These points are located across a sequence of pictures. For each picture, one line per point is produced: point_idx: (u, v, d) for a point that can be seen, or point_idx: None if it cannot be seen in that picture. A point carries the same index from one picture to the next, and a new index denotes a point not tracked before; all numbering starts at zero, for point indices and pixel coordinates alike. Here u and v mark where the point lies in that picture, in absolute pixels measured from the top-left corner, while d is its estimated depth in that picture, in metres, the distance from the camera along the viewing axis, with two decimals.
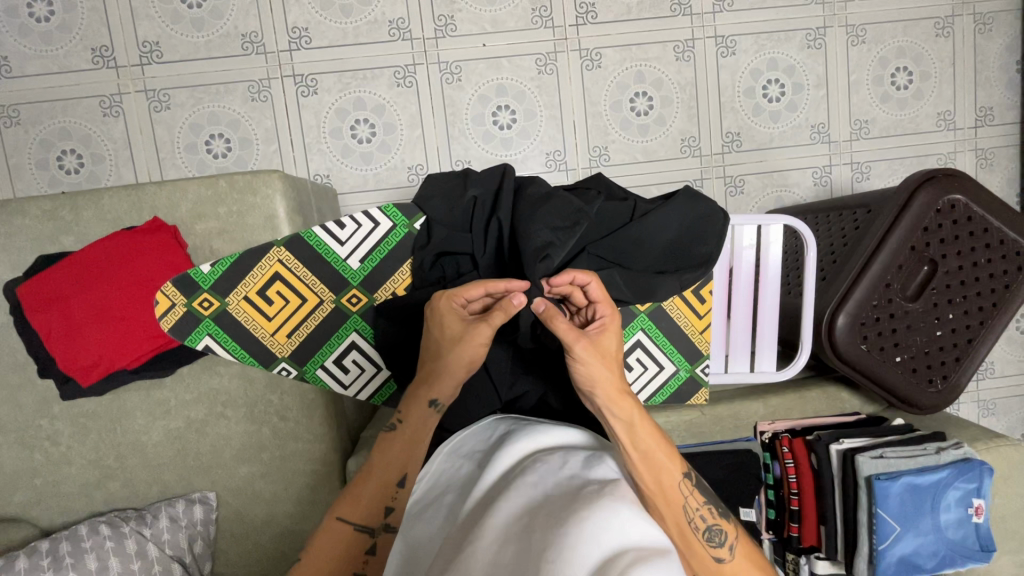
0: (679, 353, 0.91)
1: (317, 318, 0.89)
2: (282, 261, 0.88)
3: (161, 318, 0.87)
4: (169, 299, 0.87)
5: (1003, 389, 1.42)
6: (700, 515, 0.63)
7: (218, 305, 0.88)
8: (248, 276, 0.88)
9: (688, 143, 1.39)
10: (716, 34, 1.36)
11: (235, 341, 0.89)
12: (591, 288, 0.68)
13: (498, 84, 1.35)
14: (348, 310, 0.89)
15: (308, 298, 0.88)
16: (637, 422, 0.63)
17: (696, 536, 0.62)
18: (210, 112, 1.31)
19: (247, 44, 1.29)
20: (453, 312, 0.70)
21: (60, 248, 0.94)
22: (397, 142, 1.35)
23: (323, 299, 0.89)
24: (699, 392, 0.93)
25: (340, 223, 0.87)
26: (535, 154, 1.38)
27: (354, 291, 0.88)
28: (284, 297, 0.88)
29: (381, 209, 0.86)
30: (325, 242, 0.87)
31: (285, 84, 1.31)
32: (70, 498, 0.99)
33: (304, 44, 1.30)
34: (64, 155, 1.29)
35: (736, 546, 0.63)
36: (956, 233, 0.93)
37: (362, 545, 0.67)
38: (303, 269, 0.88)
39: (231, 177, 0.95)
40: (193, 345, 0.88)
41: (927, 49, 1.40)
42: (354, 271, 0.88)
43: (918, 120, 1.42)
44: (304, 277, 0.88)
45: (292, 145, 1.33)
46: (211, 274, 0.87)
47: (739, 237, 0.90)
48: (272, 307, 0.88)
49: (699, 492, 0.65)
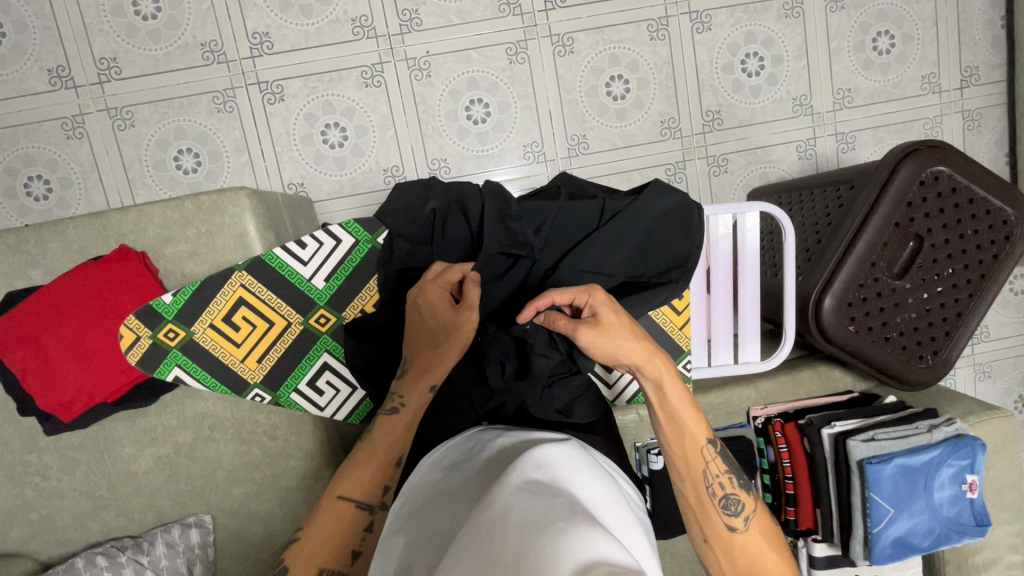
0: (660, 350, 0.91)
1: (286, 341, 0.90)
2: (246, 286, 0.88)
3: (127, 351, 0.87)
4: (133, 332, 0.87)
5: (999, 353, 1.41)
6: (719, 482, 0.67)
7: (184, 335, 0.88)
8: (212, 304, 0.88)
9: (669, 125, 1.36)
10: (691, 10, 1.32)
11: (205, 370, 0.90)
12: (556, 300, 0.68)
13: (469, 78, 1.31)
14: (318, 330, 0.90)
15: (275, 322, 0.89)
16: (667, 392, 0.65)
17: (712, 502, 0.66)
18: (176, 127, 1.27)
19: (208, 54, 1.25)
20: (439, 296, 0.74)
21: (30, 282, 0.92)
22: (370, 144, 1.32)
23: (291, 321, 0.89)
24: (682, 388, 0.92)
25: (301, 243, 0.87)
26: (512, 147, 1.35)
27: (321, 311, 0.89)
28: (250, 323, 0.89)
29: (342, 226, 0.86)
30: (287, 264, 0.88)
31: (250, 92, 1.27)
32: (66, 530, 0.99)
33: (266, 49, 1.26)
34: (31, 182, 1.26)
35: (751, 516, 0.66)
36: (941, 206, 0.90)
37: (360, 524, 0.67)
38: (267, 293, 0.88)
39: (197, 198, 0.93)
40: (163, 377, 0.89)
41: (909, 11, 1.36)
42: (320, 291, 0.88)
43: (902, 85, 1.38)
44: (270, 301, 0.89)
45: (263, 155, 1.30)
46: (174, 303, 0.87)
47: (713, 228, 0.88)
48: (240, 333, 0.89)
49: (721, 461, 0.68)
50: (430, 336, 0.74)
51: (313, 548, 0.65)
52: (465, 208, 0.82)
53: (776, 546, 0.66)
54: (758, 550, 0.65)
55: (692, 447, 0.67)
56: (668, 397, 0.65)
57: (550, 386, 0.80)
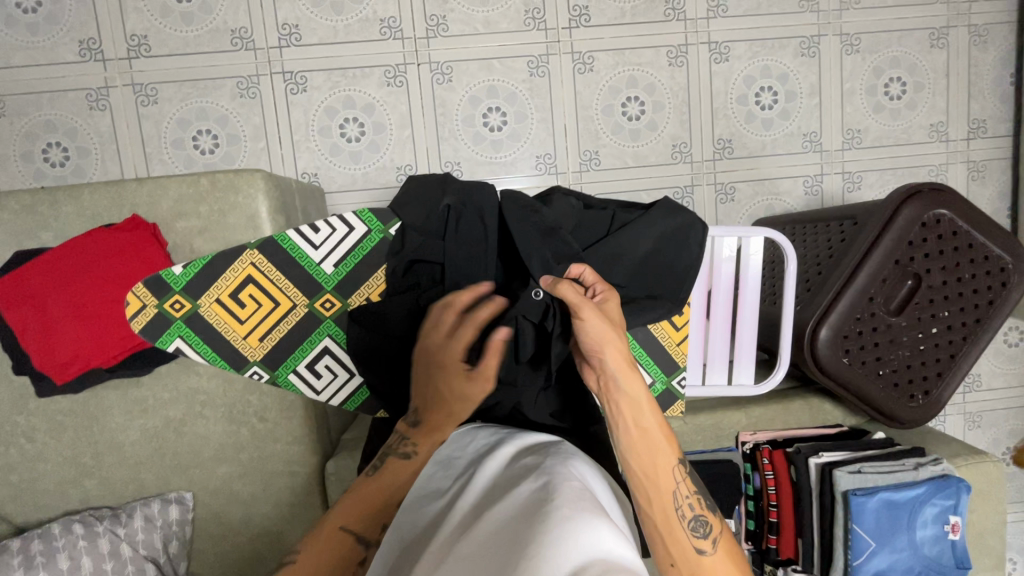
0: (657, 366, 0.91)
1: (289, 322, 0.91)
2: (255, 264, 0.89)
3: (132, 318, 0.88)
4: (140, 300, 0.87)
5: (990, 403, 1.42)
6: (687, 502, 0.61)
7: (189, 307, 0.89)
8: (221, 279, 0.89)
9: (680, 149, 1.38)
10: (711, 41, 1.36)
11: (206, 344, 0.90)
12: (585, 275, 0.71)
13: (489, 86, 1.34)
14: (322, 314, 0.91)
15: (281, 301, 0.90)
16: (643, 400, 0.61)
17: (680, 524, 0.60)
18: (198, 108, 1.30)
19: (237, 40, 1.28)
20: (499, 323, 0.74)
21: (39, 244, 0.94)
22: (386, 141, 1.34)
23: (296, 303, 0.90)
24: (675, 404, 0.93)
25: (315, 227, 0.89)
26: (526, 157, 1.37)
27: (326, 296, 0.90)
28: (256, 301, 0.90)
29: (357, 215, 0.88)
30: (297, 245, 0.89)
31: (275, 80, 1.30)
32: (44, 495, 0.99)
33: (294, 41, 1.29)
34: (50, 148, 1.28)
35: (718, 538, 0.61)
36: (941, 248, 0.92)
37: (354, 558, 0.64)
38: (276, 273, 0.90)
39: (214, 176, 0.95)
40: (165, 347, 0.89)
41: (922, 60, 1.39)
42: (328, 276, 0.90)
43: (911, 131, 1.42)
44: (277, 281, 0.90)
45: (280, 143, 1.32)
46: (184, 275, 0.88)
47: (718, 249, 0.90)
48: (245, 310, 0.89)
49: (690, 481, 0.63)
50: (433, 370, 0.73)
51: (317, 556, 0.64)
52: (479, 205, 0.83)
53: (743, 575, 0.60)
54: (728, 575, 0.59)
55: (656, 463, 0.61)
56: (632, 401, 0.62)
57: (546, 389, 0.81)
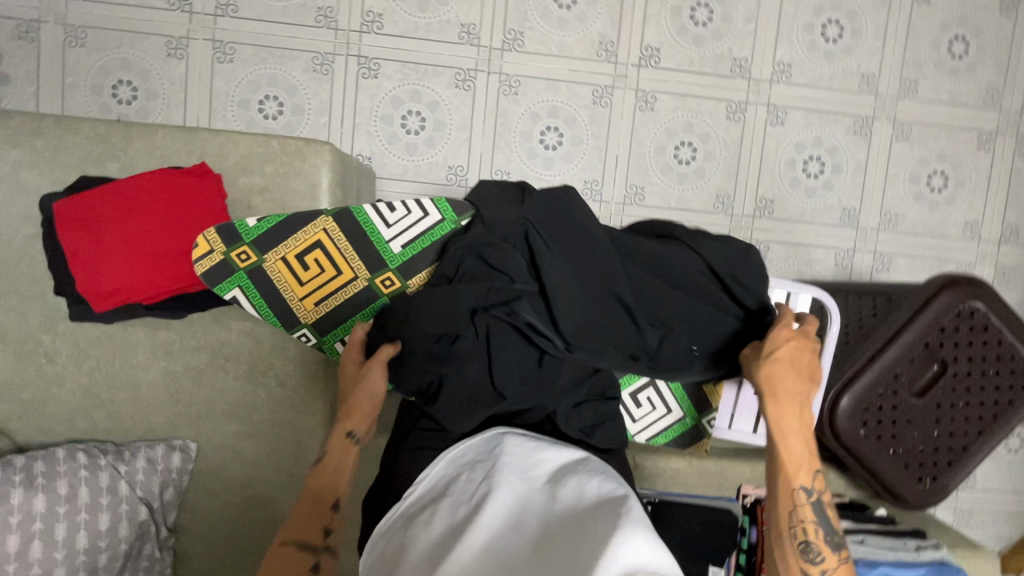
0: (689, 401, 0.97)
1: (347, 292, 0.93)
2: (327, 231, 0.90)
3: (196, 260, 0.89)
4: (208, 245, 0.89)
5: (983, 503, 1.42)
6: (807, 529, 0.72)
7: (254, 260, 0.90)
8: (290, 238, 0.90)
9: (723, 200, 1.42)
10: (770, 103, 1.40)
11: (263, 298, 0.92)
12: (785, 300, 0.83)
13: (552, 106, 1.38)
14: (379, 291, 0.93)
15: (343, 271, 0.91)
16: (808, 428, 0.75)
17: (794, 541, 0.72)
18: (270, 74, 1.33)
19: (321, 17, 1.32)
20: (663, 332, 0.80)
21: (104, 173, 0.96)
22: (444, 139, 1.37)
23: (358, 276, 0.92)
24: (701, 440, 0.99)
25: (391, 207, 0.90)
26: (574, 180, 1.40)
27: (388, 274, 0.92)
28: (320, 266, 0.91)
29: (433, 202, 0.89)
30: (370, 219, 0.90)
31: (349, 62, 1.34)
32: (52, 419, 0.99)
33: (375, 29, 1.33)
34: (120, 85, 1.32)
35: (830, 572, 0.71)
36: (971, 339, 0.94)
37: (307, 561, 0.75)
38: (345, 243, 0.91)
39: (285, 140, 0.98)
40: (221, 294, 0.91)
41: (966, 159, 1.44)
42: (393, 255, 0.91)
43: (945, 224, 1.46)
44: (345, 251, 0.91)
45: (342, 122, 1.35)
46: (255, 229, 0.89)
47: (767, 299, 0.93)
48: (307, 272, 0.91)
49: (821, 516, 0.73)
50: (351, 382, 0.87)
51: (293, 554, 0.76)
52: (566, 222, 0.85)
53: None
54: None
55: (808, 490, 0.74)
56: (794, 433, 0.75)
57: (578, 405, 0.86)
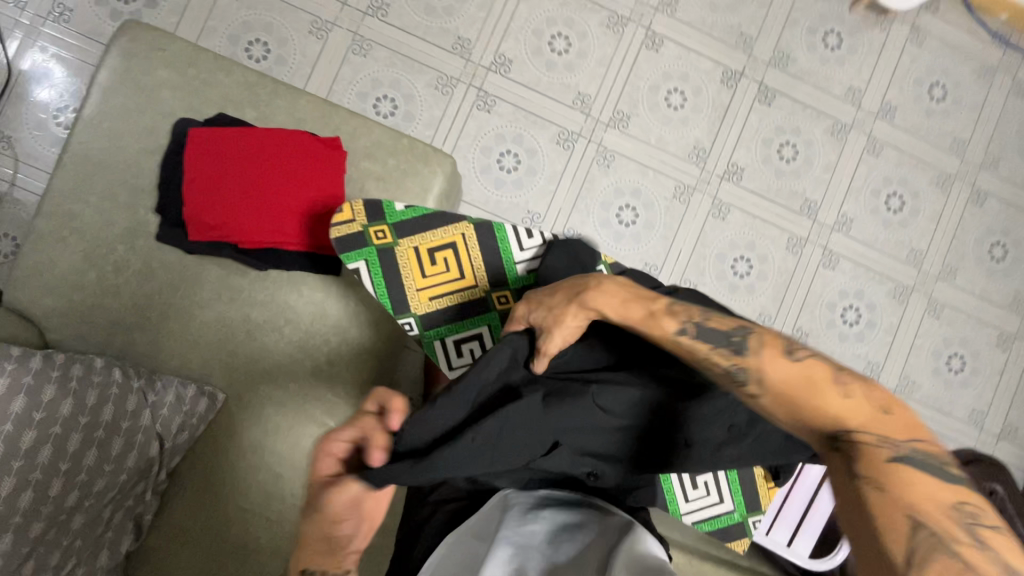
0: (741, 497, 0.99)
1: (462, 296, 0.99)
2: (464, 236, 0.99)
3: (335, 224, 0.94)
4: (350, 214, 0.96)
5: None
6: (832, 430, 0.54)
7: (389, 241, 0.97)
8: (429, 233, 0.99)
9: (764, 320, 1.49)
10: (826, 247, 1.51)
11: (384, 278, 0.96)
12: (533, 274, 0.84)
13: (636, 188, 1.47)
14: (491, 303, 0.99)
15: (465, 276, 0.99)
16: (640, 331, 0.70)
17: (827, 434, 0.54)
18: (394, 78, 1.42)
19: (458, 45, 1.43)
20: (714, 354, 0.63)
21: (240, 117, 1.01)
22: (531, 185, 1.45)
23: (477, 285, 0.99)
24: (741, 539, 1.01)
25: (527, 233, 1.00)
26: (635, 258, 1.47)
27: (505, 292, 0.99)
28: (445, 265, 0.99)
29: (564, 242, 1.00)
30: (506, 237, 1.00)
31: (469, 91, 1.43)
32: (93, 326, 0.97)
33: (502, 71, 1.44)
34: (256, 43, 1.39)
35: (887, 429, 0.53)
36: None
37: None
38: (476, 252, 0.99)
39: (414, 141, 1.04)
40: (346, 262, 0.95)
41: (985, 352, 1.55)
42: (517, 277, 0.99)
43: (956, 406, 1.53)
44: (473, 259, 0.99)
45: (444, 139, 1.43)
46: (401, 214, 0.98)
47: None
48: (433, 267, 0.98)
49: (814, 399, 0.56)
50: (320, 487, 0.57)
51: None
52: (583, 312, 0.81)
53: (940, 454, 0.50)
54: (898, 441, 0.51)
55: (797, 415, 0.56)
56: (788, 387, 0.58)
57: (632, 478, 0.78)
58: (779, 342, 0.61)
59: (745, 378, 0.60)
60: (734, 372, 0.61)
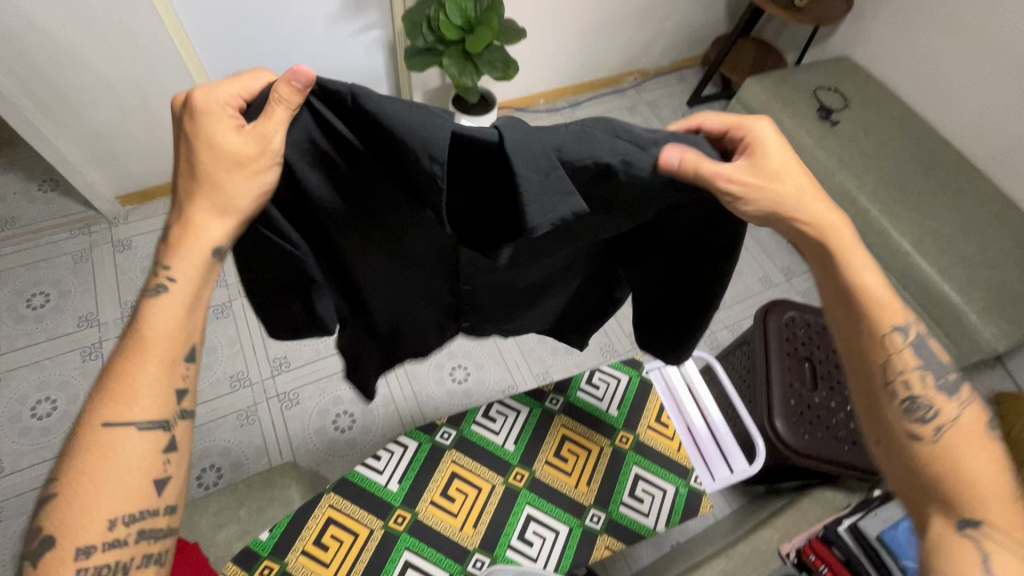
0: (672, 472, 0.89)
1: (368, 555, 0.78)
2: (334, 504, 0.80)
3: None
4: None
5: None
6: (902, 382, 0.64)
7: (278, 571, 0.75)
8: (302, 530, 0.78)
9: (607, 348, 1.74)
10: None
11: None
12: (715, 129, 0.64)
13: (448, 352, 1.66)
14: (397, 531, 0.80)
15: (360, 532, 0.79)
16: (841, 268, 0.64)
17: (894, 402, 0.63)
18: (203, 448, 1.45)
19: (234, 383, 1.54)
20: (914, 376, 0.64)
21: None
22: (376, 421, 1.53)
23: (373, 528, 0.80)
24: (704, 501, 0.87)
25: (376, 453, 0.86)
26: (492, 394, 1.62)
27: (398, 512, 0.81)
28: (339, 543, 0.78)
29: (407, 431, 0.88)
30: (365, 476, 0.84)
31: (270, 404, 1.52)
32: None
33: (284, 368, 1.58)
34: None
35: (943, 424, 0.62)
36: (807, 335, 1.27)
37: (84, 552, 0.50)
38: (355, 505, 0.81)
39: (250, 478, 1.09)
40: None
41: None
42: (396, 493, 0.83)
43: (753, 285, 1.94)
44: (358, 513, 0.80)
45: (280, 453, 1.46)
46: (271, 537, 0.77)
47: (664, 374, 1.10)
48: (328, 555, 0.77)
49: (910, 358, 0.64)
50: (207, 205, 0.58)
51: (64, 510, 0.50)
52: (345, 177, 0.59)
53: (987, 458, 0.60)
54: (962, 454, 0.60)
55: (934, 482, 0.60)
56: (868, 346, 0.65)
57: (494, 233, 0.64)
58: (986, 417, 0.65)
59: (927, 421, 0.62)
60: (917, 408, 0.62)
